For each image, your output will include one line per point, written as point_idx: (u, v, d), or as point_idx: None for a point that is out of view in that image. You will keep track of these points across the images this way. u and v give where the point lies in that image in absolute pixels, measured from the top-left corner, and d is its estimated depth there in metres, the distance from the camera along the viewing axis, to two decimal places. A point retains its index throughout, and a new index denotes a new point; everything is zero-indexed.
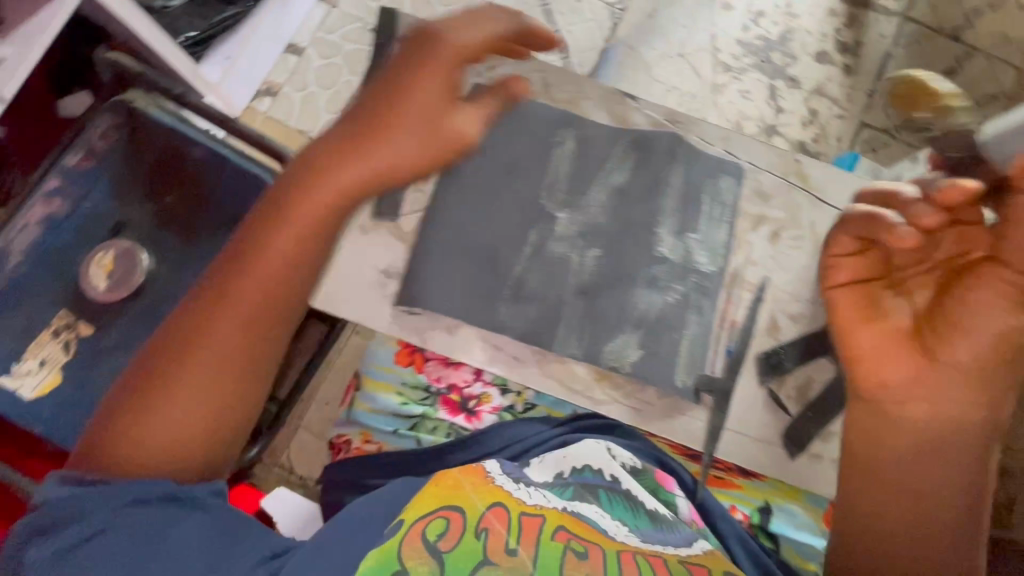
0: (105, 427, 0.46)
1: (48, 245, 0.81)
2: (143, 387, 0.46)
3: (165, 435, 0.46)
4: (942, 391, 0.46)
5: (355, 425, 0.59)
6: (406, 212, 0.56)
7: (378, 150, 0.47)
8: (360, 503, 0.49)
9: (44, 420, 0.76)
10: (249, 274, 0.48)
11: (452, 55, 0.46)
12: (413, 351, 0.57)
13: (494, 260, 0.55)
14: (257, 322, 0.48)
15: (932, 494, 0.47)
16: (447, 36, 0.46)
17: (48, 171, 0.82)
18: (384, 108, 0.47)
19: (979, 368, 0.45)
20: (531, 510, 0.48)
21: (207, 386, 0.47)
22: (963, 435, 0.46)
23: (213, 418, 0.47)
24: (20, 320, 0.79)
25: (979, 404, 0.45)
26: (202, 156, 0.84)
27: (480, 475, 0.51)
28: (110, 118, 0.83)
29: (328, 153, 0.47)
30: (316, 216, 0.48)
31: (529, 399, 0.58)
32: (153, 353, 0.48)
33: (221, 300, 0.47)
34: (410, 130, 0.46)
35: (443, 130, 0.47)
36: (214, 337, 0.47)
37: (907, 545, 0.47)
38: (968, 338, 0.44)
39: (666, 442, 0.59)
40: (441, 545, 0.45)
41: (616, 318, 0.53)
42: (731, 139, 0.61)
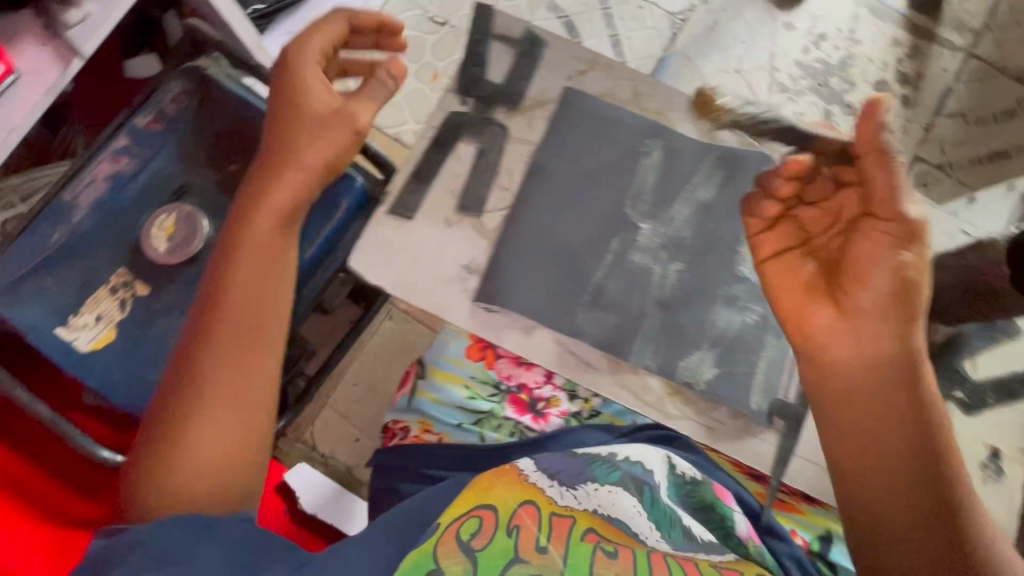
0: (138, 490, 0.49)
1: (111, 203, 0.83)
2: (162, 439, 0.50)
3: (199, 469, 0.49)
4: (860, 328, 0.48)
5: (413, 413, 0.60)
6: (491, 209, 0.59)
7: (297, 151, 0.55)
8: (397, 514, 0.51)
9: (100, 372, 0.78)
10: (224, 305, 0.53)
11: (301, 75, 0.56)
12: (485, 347, 0.61)
13: (577, 265, 0.57)
14: (247, 336, 0.53)
15: (906, 458, 0.47)
16: (297, 68, 0.56)
17: (118, 130, 0.85)
18: (280, 141, 0.56)
19: (887, 299, 0.47)
20: (560, 511, 0.48)
21: (223, 413, 0.51)
22: (896, 385, 0.48)
23: (239, 439, 0.51)
24: (80, 274, 0.80)
25: (892, 335, 0.47)
26: (269, 128, 0.85)
27: (511, 475, 0.52)
28: (182, 84, 0.85)
29: (258, 186, 0.56)
30: (266, 244, 0.54)
31: (595, 406, 0.61)
32: (161, 410, 0.51)
33: (208, 338, 0.52)
34: (301, 138, 0.55)
35: (354, 117, 0.56)
36: (212, 369, 0.51)
37: (901, 503, 0.46)
38: (875, 269, 0.47)
39: (729, 462, 0.60)
40: (474, 544, 0.45)
41: (694, 335, 0.55)
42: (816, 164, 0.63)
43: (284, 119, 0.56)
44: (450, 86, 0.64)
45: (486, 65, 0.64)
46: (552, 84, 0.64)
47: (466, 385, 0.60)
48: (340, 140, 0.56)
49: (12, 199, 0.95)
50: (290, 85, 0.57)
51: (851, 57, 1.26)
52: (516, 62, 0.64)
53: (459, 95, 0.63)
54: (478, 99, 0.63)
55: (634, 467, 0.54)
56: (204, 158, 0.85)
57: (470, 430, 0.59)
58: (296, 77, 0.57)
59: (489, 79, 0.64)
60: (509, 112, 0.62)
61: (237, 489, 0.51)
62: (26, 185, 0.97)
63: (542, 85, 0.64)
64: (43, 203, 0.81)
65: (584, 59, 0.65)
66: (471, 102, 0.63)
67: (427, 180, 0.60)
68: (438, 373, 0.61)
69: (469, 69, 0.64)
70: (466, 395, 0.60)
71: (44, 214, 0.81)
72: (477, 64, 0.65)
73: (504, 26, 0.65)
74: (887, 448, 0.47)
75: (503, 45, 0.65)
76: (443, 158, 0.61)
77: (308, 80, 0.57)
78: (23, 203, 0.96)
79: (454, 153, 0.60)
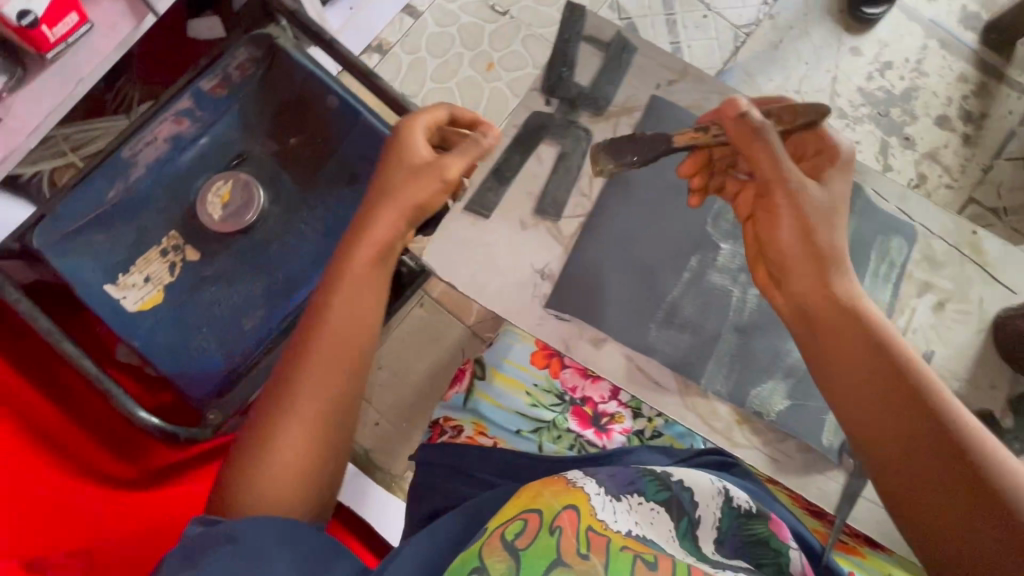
0: (227, 482, 0.52)
1: (169, 165, 0.83)
2: (258, 438, 0.52)
3: (286, 469, 0.52)
4: (794, 277, 0.50)
5: (468, 414, 0.61)
6: (569, 215, 0.60)
7: (396, 200, 0.57)
8: (452, 517, 0.53)
9: (144, 332, 0.78)
10: (322, 325, 0.55)
11: (409, 136, 0.58)
12: (551, 356, 0.63)
13: (654, 280, 0.58)
14: (340, 355, 0.55)
15: (876, 385, 0.45)
16: (402, 126, 0.59)
17: (179, 91, 0.80)
18: (381, 187, 0.58)
19: (803, 242, 0.49)
20: (599, 527, 0.47)
21: (313, 421, 0.53)
22: (840, 308, 0.48)
23: (322, 447, 0.54)
24: (132, 231, 0.81)
25: (814, 272, 0.49)
26: (337, 106, 0.82)
27: (558, 484, 0.51)
28: (249, 50, 0.81)
29: (361, 221, 0.58)
30: (360, 280, 0.56)
31: (659, 427, 0.61)
32: (256, 415, 0.54)
33: (305, 353, 0.55)
34: (399, 188, 0.57)
35: (445, 167, 0.56)
36: (306, 382, 0.54)
37: (886, 444, 0.44)
38: (783, 225, 0.50)
39: (787, 493, 0.58)
40: (516, 543, 0.45)
41: (767, 363, 0.55)
42: (908, 198, 0.64)
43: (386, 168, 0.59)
44: (535, 86, 0.65)
45: (575, 68, 0.65)
46: (641, 91, 0.65)
47: (529, 393, 0.61)
48: (429, 188, 0.56)
49: (62, 148, 0.97)
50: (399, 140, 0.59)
51: (914, 89, 1.15)
52: (604, 66, 0.66)
53: (543, 96, 0.64)
54: (563, 100, 0.64)
55: (684, 493, 0.53)
56: (268, 129, 0.85)
57: (529, 438, 0.60)
58: (402, 144, 0.59)
59: (577, 81, 0.65)
60: (594, 117, 0.64)
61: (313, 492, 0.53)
62: (80, 134, 0.99)
63: (630, 92, 0.65)
64: (100, 157, 0.78)
65: (674, 68, 0.66)
66: (555, 103, 0.64)
67: (504, 179, 0.61)
68: (500, 377, 0.62)
69: (556, 71, 0.65)
70: (527, 402, 0.61)
71: (100, 167, 0.78)
72: (566, 64, 0.66)
73: (595, 27, 0.67)
74: (855, 384, 0.46)
75: (591, 47, 0.67)
76: (525, 156, 0.62)
77: (415, 139, 0.59)
78: (74, 152, 0.98)
79: (535, 154, 0.62)
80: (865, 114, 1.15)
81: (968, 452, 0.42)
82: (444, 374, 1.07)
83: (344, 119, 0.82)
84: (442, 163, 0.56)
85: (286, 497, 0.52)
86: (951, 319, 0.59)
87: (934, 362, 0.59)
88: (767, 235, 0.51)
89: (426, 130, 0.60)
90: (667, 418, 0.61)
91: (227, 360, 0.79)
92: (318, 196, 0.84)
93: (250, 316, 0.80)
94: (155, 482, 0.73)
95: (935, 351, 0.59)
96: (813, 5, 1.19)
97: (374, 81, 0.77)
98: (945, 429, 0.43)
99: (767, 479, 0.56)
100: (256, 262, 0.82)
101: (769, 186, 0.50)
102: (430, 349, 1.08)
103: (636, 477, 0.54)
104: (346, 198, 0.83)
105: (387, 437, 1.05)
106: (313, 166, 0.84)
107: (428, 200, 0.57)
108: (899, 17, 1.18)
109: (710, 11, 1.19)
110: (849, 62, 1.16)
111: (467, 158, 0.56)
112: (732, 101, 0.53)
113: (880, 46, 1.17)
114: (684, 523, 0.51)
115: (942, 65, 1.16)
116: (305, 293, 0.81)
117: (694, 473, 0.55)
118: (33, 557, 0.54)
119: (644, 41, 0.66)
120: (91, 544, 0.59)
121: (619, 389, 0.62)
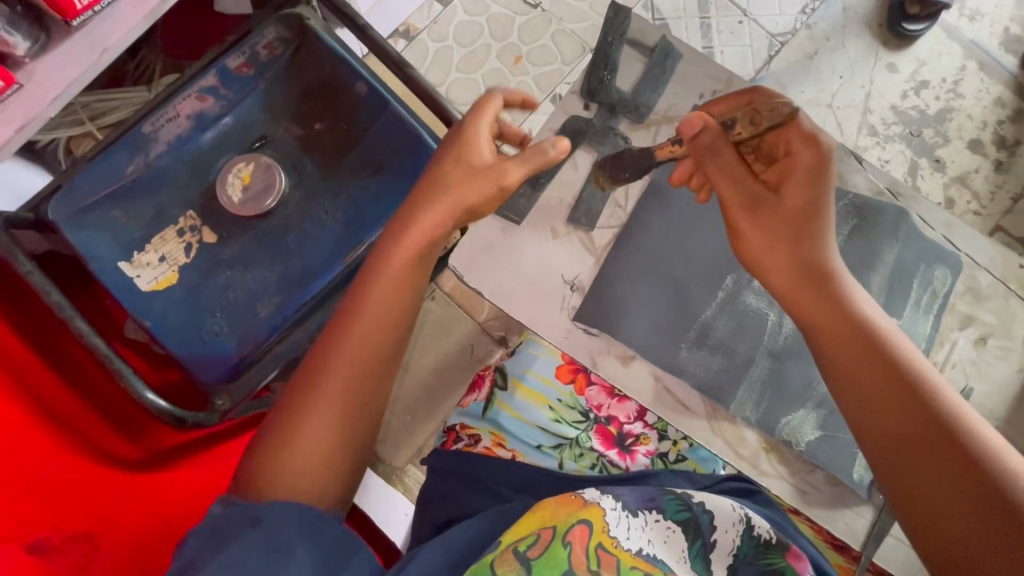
0: (257, 458, 0.53)
1: (190, 144, 0.81)
2: (288, 419, 0.54)
3: (312, 450, 0.53)
4: (795, 284, 0.51)
5: (487, 424, 0.65)
6: (604, 225, 0.61)
7: (445, 198, 0.57)
8: (468, 523, 0.53)
9: (158, 312, 0.77)
10: (359, 312, 0.56)
11: (471, 133, 0.58)
12: (576, 372, 0.66)
13: (687, 298, 0.59)
14: (372, 343, 0.56)
15: (875, 378, 0.47)
16: (466, 120, 0.59)
17: (206, 67, 0.80)
18: (434, 181, 0.58)
19: (793, 247, 0.52)
20: (609, 545, 0.48)
21: (341, 404, 0.54)
22: (838, 305, 0.50)
23: (347, 431, 0.55)
24: (149, 208, 0.79)
25: (807, 276, 0.51)
26: (364, 93, 0.81)
27: (571, 499, 0.52)
28: (277, 29, 0.80)
29: (407, 211, 0.58)
30: (397, 282, 0.56)
31: (683, 451, 0.64)
32: (287, 396, 0.55)
33: (338, 337, 0.55)
34: (450, 185, 0.57)
35: (503, 175, 0.56)
36: (337, 365, 0.55)
37: (896, 446, 0.45)
38: (760, 226, 0.53)
39: (810, 525, 0.57)
40: (528, 552, 0.46)
41: (800, 391, 0.56)
42: (953, 227, 0.62)
43: (442, 162, 0.59)
44: (575, 87, 0.65)
45: (617, 72, 0.65)
46: (683, 99, 0.64)
47: (552, 408, 0.65)
48: (483, 193, 0.56)
49: (80, 117, 0.95)
50: (461, 138, 0.59)
51: (949, 110, 1.01)
52: (645, 73, 0.65)
53: (582, 100, 0.65)
54: (603, 104, 0.64)
55: (704, 515, 0.53)
56: (292, 112, 0.83)
57: (550, 454, 0.63)
58: (462, 139, 0.59)
59: (618, 86, 0.65)
60: (633, 124, 0.64)
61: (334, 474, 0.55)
62: (98, 104, 0.96)
63: (673, 100, 0.64)
64: (120, 129, 0.77)
65: (720, 78, 0.65)
66: (594, 109, 0.64)
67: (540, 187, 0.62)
68: (524, 390, 0.66)
69: (599, 73, 0.65)
70: (550, 417, 0.64)
71: (121, 141, 0.77)
72: (606, 67, 0.66)
73: (640, 30, 0.67)
74: (853, 378, 0.48)
75: (634, 52, 0.66)
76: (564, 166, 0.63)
77: (477, 136, 0.58)
78: (92, 122, 0.96)
79: (571, 159, 0.63)
80: (896, 133, 1.01)
81: (966, 439, 0.44)
82: (450, 369, 1.01)
83: (372, 106, 0.81)
84: (500, 170, 0.56)
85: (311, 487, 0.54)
86: (991, 356, 0.58)
87: (971, 399, 0.57)
88: (755, 239, 0.53)
89: (489, 126, 0.59)
90: (692, 442, 0.64)
91: (240, 347, 0.78)
92: (339, 184, 0.82)
93: (264, 303, 0.79)
94: (158, 463, 0.72)
95: (974, 388, 0.58)
96: (852, 16, 1.04)
97: (402, 68, 0.75)
98: (942, 418, 0.45)
99: (788, 508, 0.57)
100: (274, 248, 0.81)
101: (730, 209, 0.54)
102: (438, 344, 1.01)
103: (658, 495, 0.55)
104: (368, 188, 0.81)
105: (391, 430, 0.99)
106: (336, 154, 0.82)
107: (478, 204, 0.57)
108: (939, 35, 1.03)
109: (745, 16, 1.06)
110: (883, 79, 1.02)
111: (527, 168, 0.56)
112: (686, 121, 0.57)
113: (918, 64, 1.02)
114: (697, 544, 0.52)
115: (980, 86, 1.01)
116: (322, 284, 0.79)
117: (715, 496, 0.55)
118: (35, 535, 0.53)
119: (690, 48, 0.65)
120: (94, 529, 0.58)
121: (645, 411, 0.65)
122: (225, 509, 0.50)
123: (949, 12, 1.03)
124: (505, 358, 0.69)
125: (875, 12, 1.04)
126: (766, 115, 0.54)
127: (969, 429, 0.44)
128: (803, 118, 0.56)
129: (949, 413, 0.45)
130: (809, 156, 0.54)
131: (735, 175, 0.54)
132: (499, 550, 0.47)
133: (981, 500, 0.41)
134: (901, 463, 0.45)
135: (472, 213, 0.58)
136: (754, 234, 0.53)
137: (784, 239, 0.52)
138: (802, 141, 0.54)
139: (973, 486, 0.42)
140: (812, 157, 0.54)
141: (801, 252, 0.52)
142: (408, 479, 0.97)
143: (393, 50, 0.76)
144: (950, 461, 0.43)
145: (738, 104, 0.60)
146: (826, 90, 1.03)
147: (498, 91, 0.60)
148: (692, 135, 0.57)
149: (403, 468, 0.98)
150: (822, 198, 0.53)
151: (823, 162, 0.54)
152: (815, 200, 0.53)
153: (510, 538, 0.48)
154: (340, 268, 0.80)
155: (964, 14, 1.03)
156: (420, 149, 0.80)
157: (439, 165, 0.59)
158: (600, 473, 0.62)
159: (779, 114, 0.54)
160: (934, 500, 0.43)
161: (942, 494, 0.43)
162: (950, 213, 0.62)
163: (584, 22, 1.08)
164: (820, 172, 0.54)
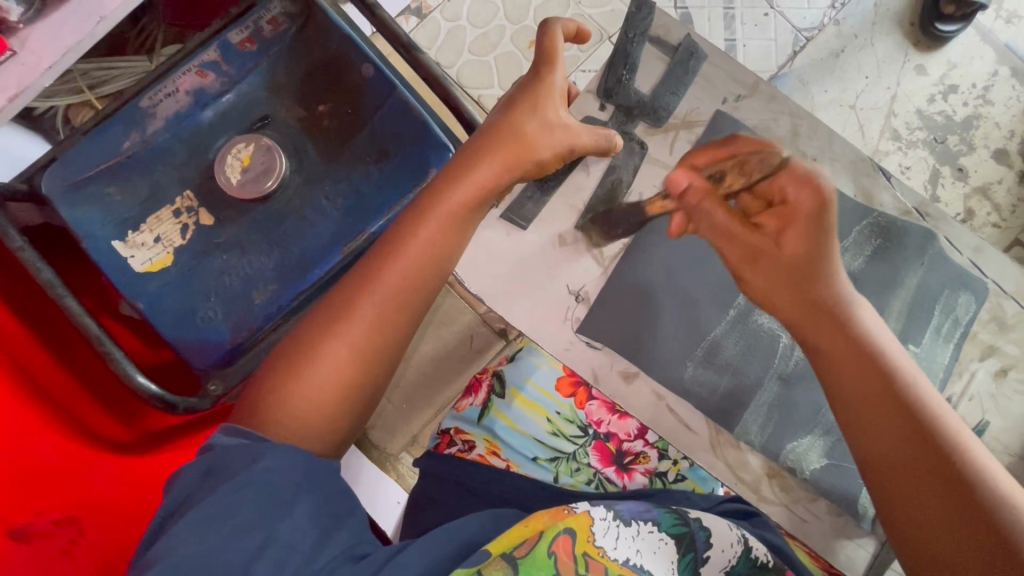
0: (264, 390, 0.51)
1: (188, 121, 0.78)
2: (301, 353, 0.51)
3: (317, 394, 0.50)
4: (808, 318, 0.52)
5: (483, 432, 0.64)
6: (612, 234, 0.60)
7: (508, 146, 0.55)
8: (460, 523, 0.50)
9: (152, 295, 0.75)
10: (399, 246, 0.53)
11: (547, 86, 0.57)
12: (577, 386, 0.65)
13: (697, 317, 0.58)
14: (402, 283, 0.53)
15: (876, 403, 0.47)
16: (544, 69, 0.57)
17: (209, 41, 0.77)
18: (500, 124, 0.56)
19: (795, 277, 0.54)
20: (595, 554, 0.48)
21: (359, 345, 0.51)
22: (843, 335, 0.51)
23: (361, 379, 0.52)
24: (145, 187, 0.77)
25: (811, 308, 0.53)
26: (370, 75, 0.77)
27: (559, 508, 0.50)
28: (284, 4, 0.77)
29: (465, 154, 0.57)
30: (440, 226, 0.54)
31: (683, 470, 0.62)
32: (306, 325, 0.53)
33: (371, 269, 0.53)
34: (516, 133, 0.56)
35: (579, 138, 0.57)
36: (363, 300, 0.52)
37: (908, 490, 0.44)
38: (767, 266, 0.55)
39: (807, 551, 0.57)
40: (514, 553, 0.47)
41: (807, 417, 0.56)
42: (982, 251, 0.59)
43: (515, 105, 0.57)
44: (591, 86, 0.63)
45: (636, 71, 0.62)
46: (705, 103, 0.61)
47: (550, 420, 0.64)
48: (559, 152, 0.56)
49: (79, 85, 0.91)
50: (532, 85, 0.57)
51: (976, 117, 0.96)
52: (667, 73, 0.62)
53: (599, 99, 0.62)
54: (620, 107, 0.62)
55: (701, 532, 0.52)
56: (295, 92, 0.80)
57: (545, 467, 0.62)
58: (535, 89, 0.57)
59: (637, 88, 0.62)
60: (650, 127, 0.61)
61: (335, 424, 0.51)
62: (99, 72, 0.93)
63: (694, 103, 0.61)
64: (118, 103, 0.75)
65: (744, 82, 0.62)
66: (611, 109, 0.62)
67: (549, 190, 0.61)
68: (521, 399, 0.65)
69: (616, 73, 0.62)
70: (548, 430, 0.63)
71: (116, 114, 0.75)
72: (625, 67, 0.62)
73: (664, 26, 0.62)
74: (859, 409, 0.48)
75: (658, 49, 0.62)
76: (576, 171, 0.61)
77: (549, 85, 0.57)
78: (90, 90, 0.92)
79: (583, 164, 0.61)
80: (918, 139, 0.96)
81: (972, 479, 0.43)
82: (447, 361, 0.98)
83: (377, 90, 0.77)
84: (575, 134, 0.57)
85: (312, 429, 0.50)
86: (1012, 390, 0.56)
87: (987, 433, 0.56)
88: (762, 283, 0.55)
89: (565, 83, 0.58)
90: (692, 461, 0.62)
91: (233, 333, 0.76)
92: (342, 169, 0.79)
93: (260, 290, 0.77)
94: (150, 445, 0.71)
95: (990, 423, 0.56)
96: (884, 14, 0.99)
97: (411, 51, 0.71)
98: (948, 454, 0.44)
99: (786, 532, 0.57)
100: (273, 234, 0.79)
101: (732, 266, 0.57)
102: (439, 333, 0.99)
103: (654, 508, 0.53)
104: (371, 176, 0.79)
105: (388, 418, 0.97)
106: (341, 138, 0.79)
107: (553, 163, 0.57)
108: (971, 37, 0.97)
109: (772, 9, 1.01)
110: (909, 82, 0.97)
111: (600, 138, 0.58)
112: (670, 178, 0.60)
113: (948, 67, 0.97)
114: (687, 558, 0.51)
115: (1011, 94, 0.95)
116: (320, 273, 0.77)
117: (711, 516, 0.54)
118: (16, 522, 0.52)
119: (715, 48, 0.62)
120: (83, 512, 0.57)
121: (646, 429, 0.64)
122: (218, 452, 0.47)
123: (985, 13, 0.97)
124: (504, 364, 0.69)
125: (907, 9, 0.99)
126: (754, 167, 0.58)
127: (977, 468, 0.44)
128: (794, 168, 0.59)
129: (952, 444, 0.45)
130: (805, 197, 0.57)
131: (729, 236, 0.57)
132: (484, 556, 0.46)
133: (986, 543, 0.41)
134: (906, 499, 0.44)
135: (541, 169, 0.57)
136: (759, 276, 0.55)
137: (791, 277, 0.54)
138: (796, 184, 0.57)
139: (975, 525, 0.42)
140: (809, 199, 0.57)
141: (807, 287, 0.53)
142: (401, 467, 0.96)
143: (401, 29, 0.72)
144: (954, 498, 0.43)
145: (724, 152, 0.59)
146: (849, 91, 0.98)
147: (559, 22, 0.56)
148: (675, 194, 0.59)
149: (397, 455, 0.96)
150: (825, 242, 0.55)
151: (818, 204, 0.57)
152: (816, 240, 0.55)
153: (498, 540, 0.47)
154: (339, 257, 0.78)
155: (1000, 16, 0.97)
156: (428, 139, 0.77)
157: (509, 109, 0.57)
158: (596, 489, 0.61)
159: (769, 166, 0.58)
160: (937, 539, 0.42)
161: (943, 530, 0.42)
162: (981, 236, 0.59)
163: (604, 7, 1.01)
164: (817, 214, 0.57)
